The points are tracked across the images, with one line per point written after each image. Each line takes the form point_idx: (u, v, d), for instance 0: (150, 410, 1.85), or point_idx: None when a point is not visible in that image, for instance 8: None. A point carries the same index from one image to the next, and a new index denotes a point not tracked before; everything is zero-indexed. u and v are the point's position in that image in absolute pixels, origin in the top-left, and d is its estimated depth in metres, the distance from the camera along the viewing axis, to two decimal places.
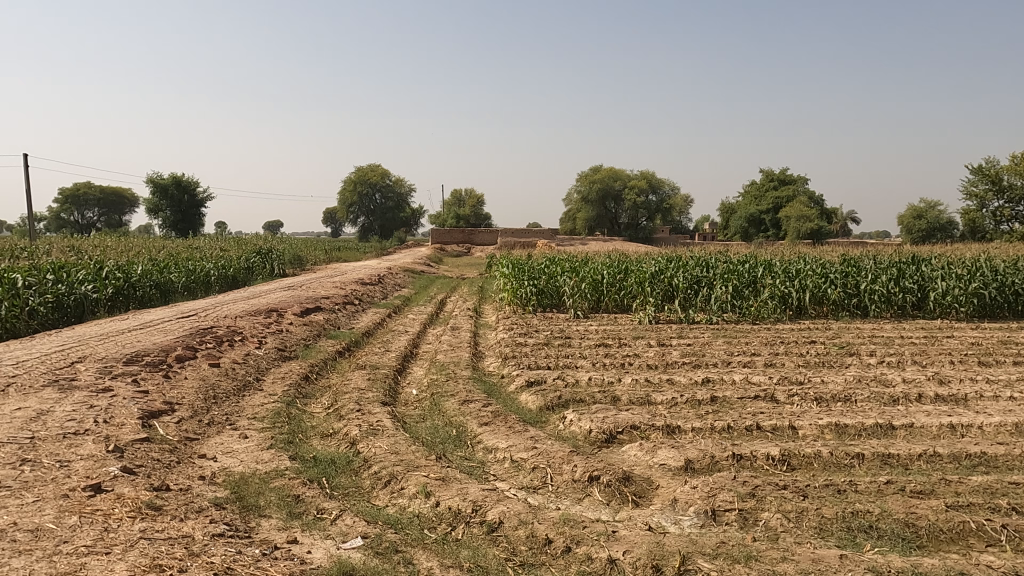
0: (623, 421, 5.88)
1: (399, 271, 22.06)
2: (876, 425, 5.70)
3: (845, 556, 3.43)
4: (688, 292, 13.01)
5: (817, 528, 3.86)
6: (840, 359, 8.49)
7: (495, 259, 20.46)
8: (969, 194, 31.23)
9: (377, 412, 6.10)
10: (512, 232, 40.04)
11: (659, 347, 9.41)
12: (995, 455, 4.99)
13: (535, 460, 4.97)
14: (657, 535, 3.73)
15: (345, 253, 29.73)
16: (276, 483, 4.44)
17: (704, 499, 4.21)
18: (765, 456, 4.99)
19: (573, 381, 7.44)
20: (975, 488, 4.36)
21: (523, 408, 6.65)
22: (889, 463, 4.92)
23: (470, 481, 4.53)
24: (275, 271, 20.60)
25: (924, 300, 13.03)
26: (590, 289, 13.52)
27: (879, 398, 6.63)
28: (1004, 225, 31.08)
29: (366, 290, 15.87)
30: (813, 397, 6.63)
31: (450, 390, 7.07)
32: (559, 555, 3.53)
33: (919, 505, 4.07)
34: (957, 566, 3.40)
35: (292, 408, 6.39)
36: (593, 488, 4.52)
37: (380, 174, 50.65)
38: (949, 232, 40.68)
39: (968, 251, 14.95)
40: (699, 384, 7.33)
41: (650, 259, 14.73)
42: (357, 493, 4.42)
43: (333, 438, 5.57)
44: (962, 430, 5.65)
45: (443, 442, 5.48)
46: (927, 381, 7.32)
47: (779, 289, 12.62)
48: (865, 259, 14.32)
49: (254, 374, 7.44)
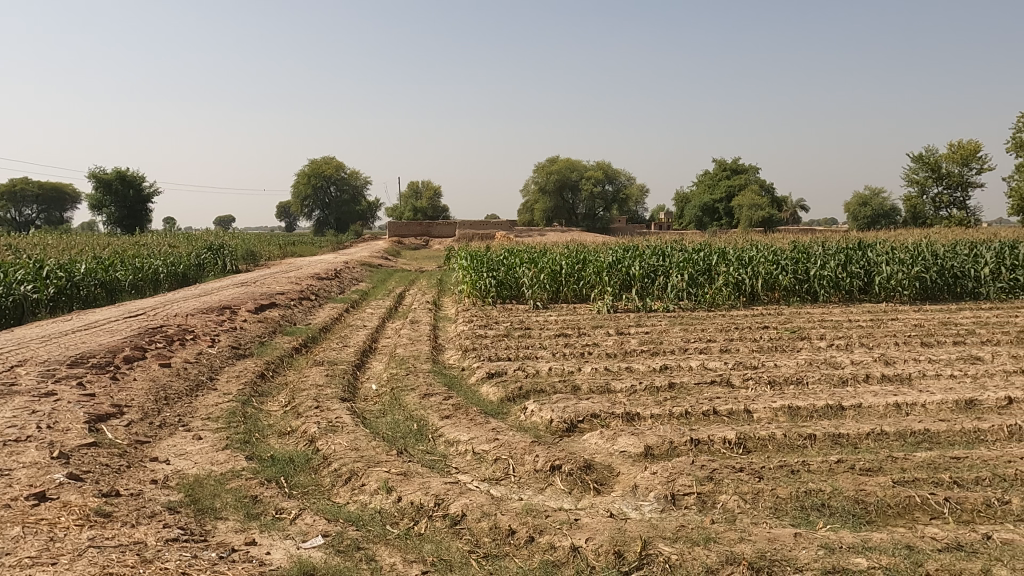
0: (584, 410, 5.93)
1: (357, 266, 21.88)
2: (827, 407, 5.88)
3: (799, 535, 3.53)
4: (645, 280, 13.16)
5: (772, 508, 3.97)
6: (791, 344, 8.70)
7: (452, 251, 20.59)
8: (911, 181, 32.58)
9: (336, 408, 6.02)
10: (469, 223, 40.04)
11: (617, 336, 9.51)
12: (937, 432, 5.20)
13: (497, 452, 4.98)
14: (618, 521, 3.78)
15: (302, 249, 29.20)
16: (233, 484, 4.33)
17: (664, 484, 4.28)
18: (722, 440, 5.09)
19: (533, 371, 7.49)
20: (919, 464, 4.54)
21: (483, 400, 6.65)
22: (840, 442, 5.09)
23: (432, 474, 4.52)
24: (227, 267, 20.12)
25: (871, 284, 13.49)
26: (549, 279, 13.49)
27: (829, 379, 6.84)
28: (943, 211, 32.44)
29: (322, 284, 15.63)
30: (767, 381, 6.82)
31: (410, 384, 7.01)
32: (523, 545, 3.55)
33: (868, 481, 4.22)
34: (904, 540, 3.51)
35: (248, 406, 6.26)
36: (554, 477, 4.55)
37: (335, 167, 49.67)
38: (893, 219, 42.20)
39: (910, 235, 15.57)
40: (657, 371, 7.45)
41: (607, 249, 14.86)
42: (317, 491, 4.36)
43: (291, 436, 5.48)
44: (907, 408, 5.89)
45: (405, 436, 5.45)
46: (874, 362, 7.59)
47: (733, 276, 12.90)
48: (815, 244, 14.72)
49: (207, 374, 7.23)
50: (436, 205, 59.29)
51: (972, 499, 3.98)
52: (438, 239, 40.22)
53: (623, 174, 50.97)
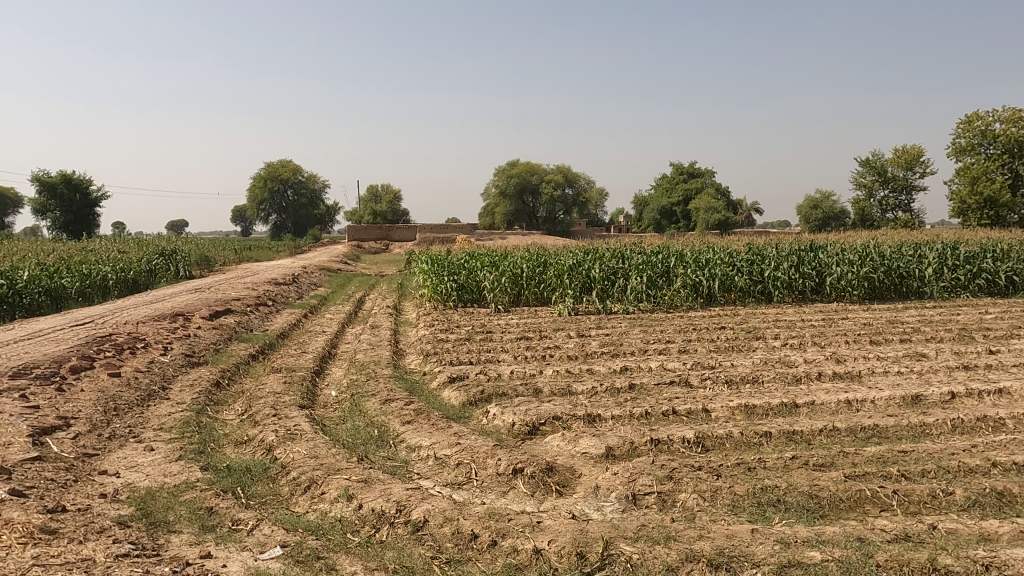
0: (546, 412, 5.96)
1: (316, 270, 21.55)
2: (782, 405, 6.03)
3: (755, 531, 3.61)
4: (605, 283, 13.30)
5: (730, 505, 4.05)
6: (747, 344, 8.90)
7: (413, 255, 20.47)
8: (859, 185, 33.70)
9: (294, 416, 5.92)
10: (430, 227, 39.85)
11: (578, 338, 9.58)
12: (886, 427, 5.39)
13: (459, 456, 4.96)
14: (580, 523, 3.80)
15: (258, 253, 28.61)
16: (187, 496, 4.21)
17: (625, 484, 4.33)
18: (681, 439, 5.17)
19: (495, 374, 7.49)
20: (869, 458, 4.69)
21: (445, 404, 6.61)
22: (794, 439, 5.22)
23: (393, 481, 4.47)
24: (180, 273, 19.58)
25: (822, 284, 13.89)
26: (510, 282, 13.51)
27: (783, 378, 7.02)
28: (889, 214, 33.64)
29: (280, 289, 15.35)
30: (724, 380, 6.96)
31: (371, 390, 6.93)
32: (486, 550, 3.54)
33: (821, 477, 4.34)
34: (856, 533, 3.62)
35: (203, 416, 6.09)
36: (517, 480, 4.56)
37: (292, 170, 48.88)
38: (843, 221, 43.58)
39: (858, 236, 16.10)
40: (617, 372, 7.53)
41: (567, 252, 14.96)
42: (275, 501, 4.27)
43: (247, 445, 5.36)
44: (857, 404, 6.08)
45: (365, 443, 5.38)
46: (826, 360, 7.82)
47: (690, 278, 13.15)
48: (769, 246, 15.09)
49: (160, 383, 7.02)
50: (396, 209, 58.80)
51: (918, 491, 4.13)
52: (398, 243, 39.91)
53: (583, 178, 51.41)
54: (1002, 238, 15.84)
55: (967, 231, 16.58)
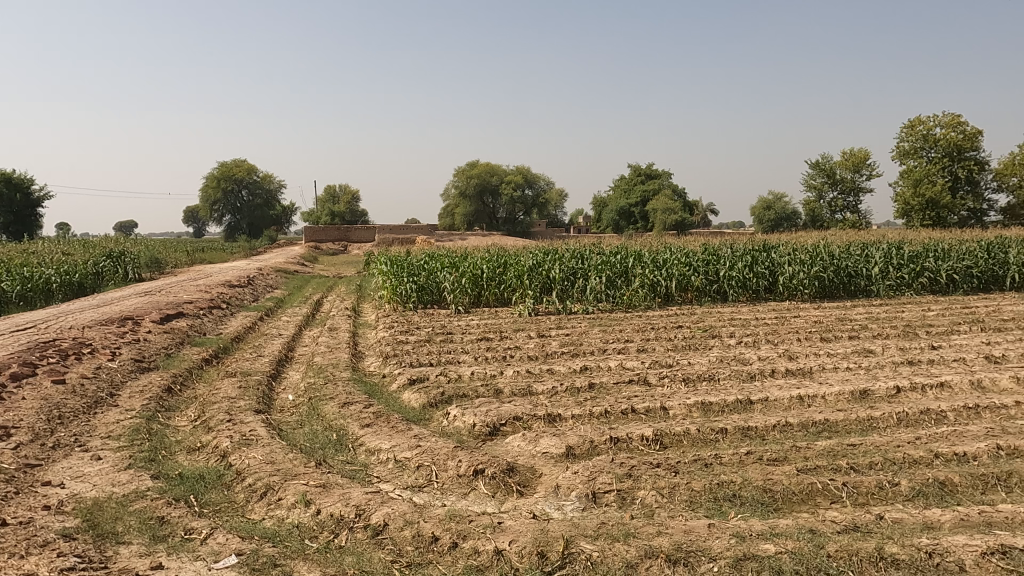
0: (506, 413, 5.97)
1: (272, 272, 21.15)
2: (737, 401, 6.17)
3: (712, 526, 3.68)
4: (565, 283, 13.39)
5: (687, 501, 4.12)
6: (703, 342, 9.06)
7: (372, 256, 20.26)
8: (810, 187, 34.71)
9: (250, 421, 5.79)
10: (389, 228, 39.50)
11: (538, 339, 9.62)
12: (836, 421, 5.56)
13: (419, 459, 4.93)
14: (541, 522, 3.82)
15: (211, 255, 27.92)
16: (137, 505, 4.08)
17: (585, 483, 4.36)
18: (640, 437, 5.24)
19: (455, 376, 7.46)
20: (820, 452, 4.83)
21: (405, 406, 6.56)
22: (749, 435, 5.34)
23: (352, 485, 4.42)
24: (129, 275, 18.95)
25: (775, 284, 14.25)
26: (470, 283, 13.49)
27: (739, 375, 7.18)
28: (838, 215, 34.74)
29: (234, 292, 15.01)
30: (681, 378, 7.08)
31: (329, 393, 6.83)
32: (447, 552, 3.52)
33: (775, 471, 4.45)
34: (807, 525, 3.73)
35: (154, 422, 5.91)
36: (478, 481, 4.55)
37: (247, 170, 47.86)
38: (795, 222, 44.82)
39: (809, 237, 16.58)
40: (577, 372, 7.59)
41: (527, 252, 15.01)
42: (230, 509, 4.17)
43: (201, 451, 5.22)
44: (808, 400, 6.26)
45: (323, 447, 5.30)
46: (779, 357, 8.03)
47: (648, 278, 13.35)
48: (724, 246, 15.42)
49: (107, 390, 6.79)
50: (354, 209, 58.07)
51: (867, 482, 4.27)
52: (357, 244, 39.46)
53: (542, 178, 51.63)
54: (943, 238, 16.50)
55: (911, 232, 17.22)
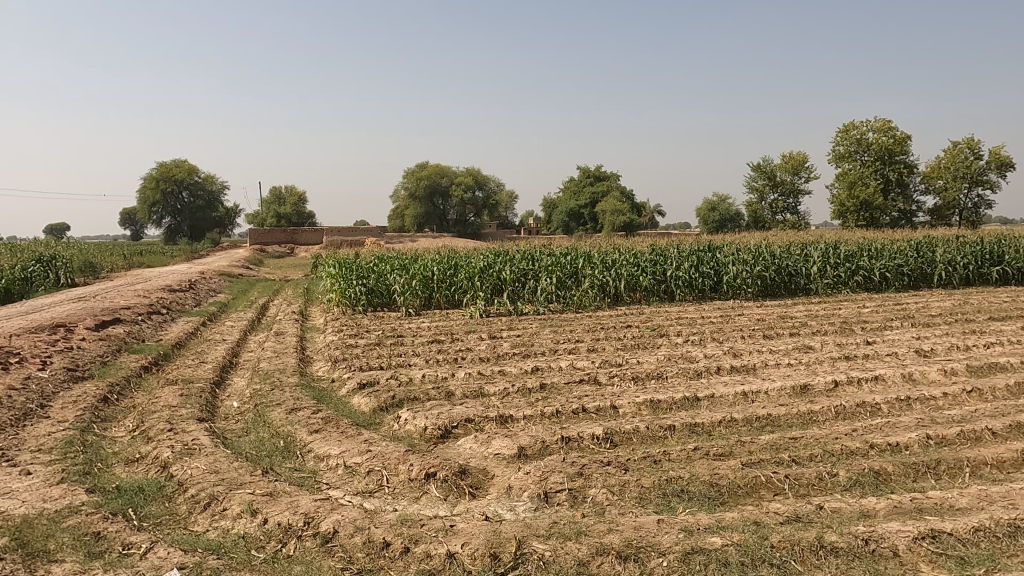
0: (458, 415, 5.95)
1: (215, 276, 20.54)
2: (684, 399, 6.30)
3: (661, 521, 3.75)
4: (516, 284, 13.42)
5: (638, 498, 4.19)
6: (652, 341, 9.23)
7: (320, 258, 19.89)
8: (752, 189, 35.78)
9: (192, 430, 5.61)
10: (338, 230, 38.86)
11: (490, 340, 9.62)
12: (778, 415, 5.74)
13: (370, 464, 4.86)
14: (493, 524, 3.82)
15: (150, 258, 26.93)
16: (71, 521, 3.89)
17: (537, 483, 4.39)
18: (590, 436, 5.30)
19: (406, 379, 7.39)
20: (764, 446, 4.98)
21: (355, 411, 6.46)
22: (696, 431, 5.46)
23: (301, 492, 4.32)
24: (60, 281, 18.09)
25: (720, 283, 14.62)
26: (421, 285, 13.39)
27: (686, 373, 7.34)
28: (779, 216, 35.93)
29: (175, 296, 14.51)
30: (630, 376, 7.19)
31: (276, 399, 6.67)
32: (398, 557, 3.48)
33: (721, 466, 4.57)
34: (752, 517, 3.83)
35: (88, 434, 5.66)
36: (429, 485, 4.52)
37: (188, 171, 46.31)
38: (738, 223, 46.14)
39: (752, 237, 17.08)
40: (529, 372, 7.63)
41: (477, 254, 14.98)
42: (172, 521, 4.03)
43: (140, 463, 5.03)
44: (752, 395, 6.45)
45: (270, 454, 5.18)
46: (724, 354, 8.24)
47: (598, 279, 13.53)
48: (671, 246, 15.75)
49: (38, 401, 6.46)
50: (300, 211, 56.87)
51: (808, 474, 4.42)
52: (304, 247, 38.67)
53: (493, 180, 51.65)
54: (876, 237, 17.24)
55: (847, 232, 17.95)
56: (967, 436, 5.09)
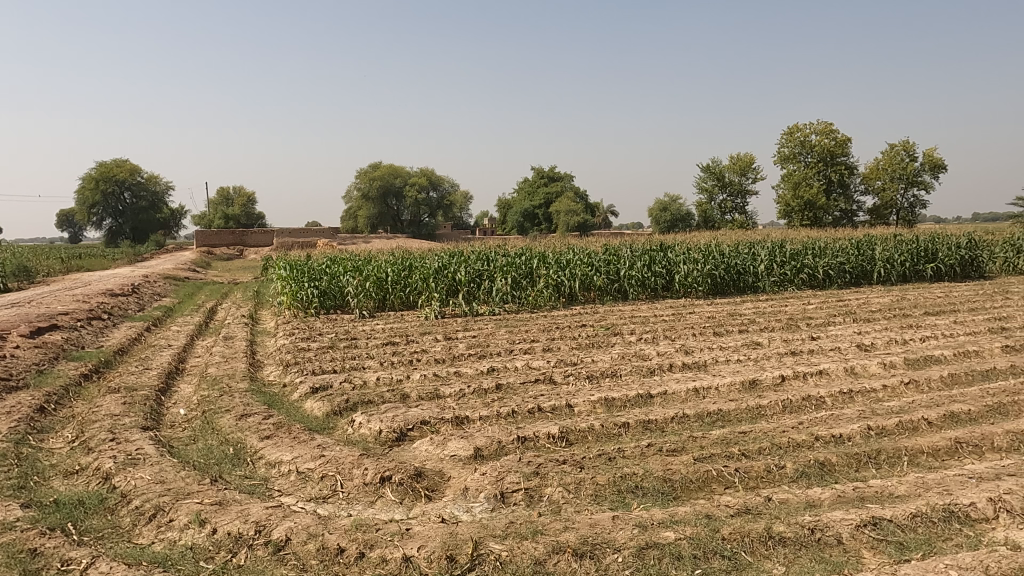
0: (413, 417, 5.90)
1: (159, 279, 19.87)
2: (638, 396, 6.39)
3: (616, 517, 3.80)
4: (471, 285, 13.38)
5: (593, 495, 4.23)
6: (606, 339, 9.35)
7: (270, 260, 19.48)
8: (701, 189, 36.57)
9: (136, 439, 5.41)
10: (289, 232, 38.08)
11: (445, 341, 9.58)
12: (728, 411, 5.89)
13: (323, 469, 4.78)
14: (450, 526, 3.80)
15: (90, 261, 25.90)
16: (5, 539, 3.71)
17: (493, 483, 4.38)
18: (546, 435, 5.33)
19: (360, 382, 7.29)
20: (714, 441, 5.09)
21: (307, 416, 6.35)
22: (649, 427, 5.55)
23: (252, 500, 4.22)
24: None
25: (671, 282, 14.89)
26: (374, 287, 13.25)
27: (639, 370, 7.45)
28: (727, 216, 36.83)
29: (117, 301, 13.98)
30: (585, 375, 7.27)
31: (225, 406, 6.49)
32: (353, 562, 3.44)
33: (674, 461, 4.65)
34: (703, 510, 3.92)
35: (24, 446, 5.40)
36: (385, 489, 4.47)
37: (129, 171, 44.65)
38: (688, 223, 47.13)
39: (702, 237, 17.46)
40: (484, 373, 7.63)
41: (432, 254, 14.90)
42: (115, 534, 3.88)
43: (80, 475, 4.82)
44: (703, 391, 6.59)
45: (219, 462, 5.04)
46: (676, 352, 8.40)
47: (552, 278, 13.63)
48: (623, 246, 15.97)
49: None
50: (249, 212, 55.51)
51: (756, 467, 4.55)
52: (253, 249, 37.75)
53: (446, 180, 51.40)
54: (820, 237, 17.82)
55: (792, 231, 18.50)
56: (905, 426, 5.32)
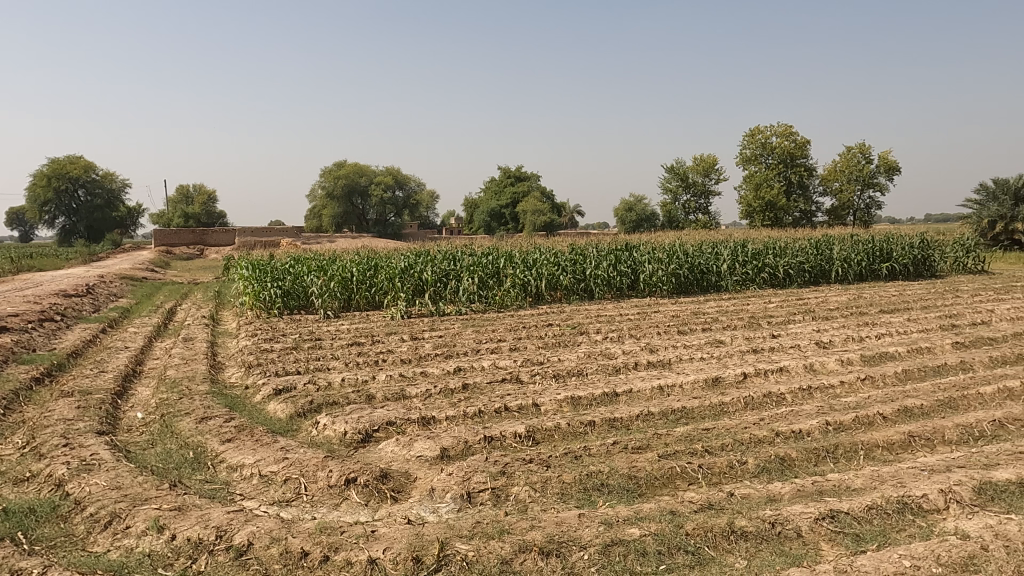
0: (379, 418, 5.85)
1: (115, 279, 19.31)
2: (604, 395, 6.44)
3: (582, 515, 3.82)
4: (437, 285, 13.30)
5: (559, 493, 4.25)
6: (572, 338, 9.40)
7: (232, 259, 19.11)
8: (666, 190, 37.02)
9: (91, 444, 5.25)
10: (251, 231, 37.37)
11: (411, 341, 9.52)
12: (692, 408, 5.97)
13: (287, 472, 4.70)
14: (416, 527, 3.78)
15: (41, 261, 25.03)
16: None
17: (459, 483, 4.37)
18: (512, 434, 5.33)
19: (325, 383, 7.20)
20: (678, 438, 5.16)
21: (270, 418, 6.23)
22: (615, 425, 5.60)
23: (212, 505, 4.14)
24: None
25: (636, 281, 15.04)
26: (339, 287, 13.10)
27: (605, 369, 7.51)
28: (691, 216, 37.36)
29: (71, 302, 13.54)
30: (551, 374, 7.30)
31: (185, 408, 6.34)
32: (318, 566, 3.39)
33: (639, 458, 4.71)
34: (668, 506, 3.97)
35: None
36: (350, 491, 4.42)
37: (83, 168, 43.30)
38: (653, 223, 47.68)
39: (666, 236, 17.68)
40: (451, 373, 7.60)
41: (398, 254, 14.79)
42: (68, 542, 3.76)
43: (31, 482, 4.66)
44: (668, 389, 6.68)
45: (179, 466, 4.92)
46: (641, 350, 8.49)
47: (519, 278, 13.65)
48: (589, 245, 16.08)
49: None
50: (209, 211, 54.35)
51: (719, 463, 4.62)
52: (214, 249, 36.94)
53: (412, 179, 51.05)
54: (780, 237, 18.19)
55: (754, 231, 18.86)
56: (861, 421, 5.47)
